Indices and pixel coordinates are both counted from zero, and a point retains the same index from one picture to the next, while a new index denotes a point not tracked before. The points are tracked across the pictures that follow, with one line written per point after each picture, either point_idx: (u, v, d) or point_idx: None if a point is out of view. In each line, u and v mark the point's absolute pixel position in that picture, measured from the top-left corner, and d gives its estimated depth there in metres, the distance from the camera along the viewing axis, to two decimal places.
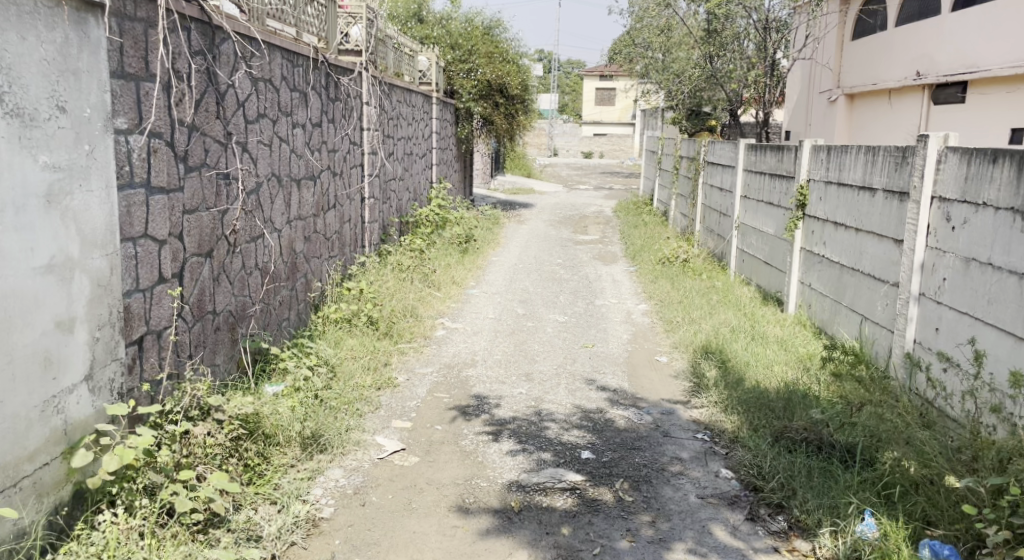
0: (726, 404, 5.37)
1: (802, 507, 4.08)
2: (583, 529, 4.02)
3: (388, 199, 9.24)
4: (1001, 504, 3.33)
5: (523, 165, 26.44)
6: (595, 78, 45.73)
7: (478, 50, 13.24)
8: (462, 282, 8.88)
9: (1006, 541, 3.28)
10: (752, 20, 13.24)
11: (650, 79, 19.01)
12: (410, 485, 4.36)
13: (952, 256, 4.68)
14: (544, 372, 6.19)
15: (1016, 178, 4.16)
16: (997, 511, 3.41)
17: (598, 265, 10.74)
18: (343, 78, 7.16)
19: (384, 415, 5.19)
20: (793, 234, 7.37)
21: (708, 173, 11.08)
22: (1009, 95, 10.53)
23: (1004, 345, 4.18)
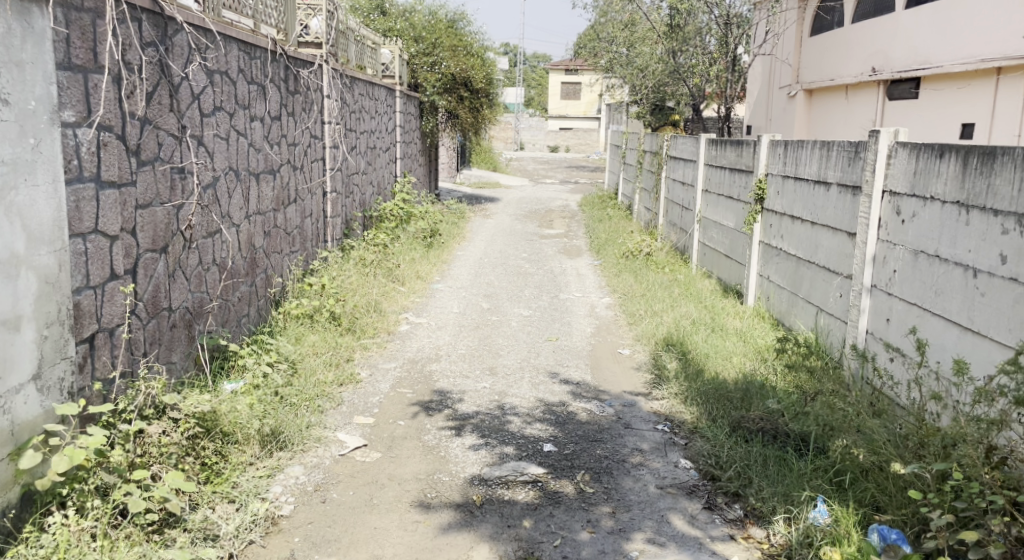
0: (686, 396, 5.44)
1: (757, 495, 4.15)
2: (544, 521, 4.06)
3: (351, 193, 9.18)
4: (945, 489, 3.41)
5: (488, 159, 26.34)
6: (560, 72, 45.67)
7: (442, 43, 13.22)
8: (427, 276, 8.86)
9: (950, 524, 3.35)
10: (713, 16, 13.35)
11: (615, 74, 19.10)
12: (371, 481, 4.36)
13: (902, 248, 4.77)
14: (509, 365, 6.22)
15: (964, 171, 4.26)
16: (942, 495, 3.50)
17: (563, 259, 10.79)
18: (304, 70, 7.09)
19: (345, 411, 5.17)
20: (752, 227, 7.46)
21: (671, 167, 11.17)
22: (960, 92, 10.71)
23: (950, 335, 4.27)
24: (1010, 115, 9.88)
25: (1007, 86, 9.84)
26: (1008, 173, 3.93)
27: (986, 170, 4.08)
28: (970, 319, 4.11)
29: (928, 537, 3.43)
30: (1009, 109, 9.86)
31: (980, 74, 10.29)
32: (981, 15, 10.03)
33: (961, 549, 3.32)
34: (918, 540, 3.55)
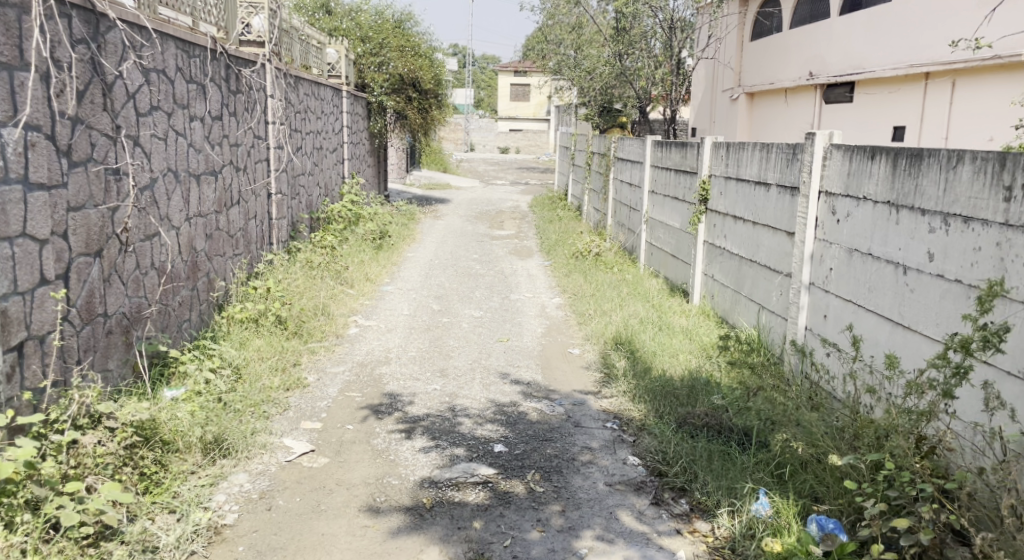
0: (634, 393, 5.49)
1: (702, 489, 4.23)
2: (495, 521, 4.06)
3: (297, 194, 9.06)
4: (878, 478, 3.51)
5: (438, 160, 26.23)
6: (509, 73, 45.75)
7: (389, 43, 13.14)
8: (376, 278, 8.79)
9: (882, 512, 3.46)
10: (657, 20, 13.55)
11: (562, 76, 19.22)
12: (319, 487, 4.32)
13: (837, 247, 4.88)
14: (459, 367, 6.20)
15: (894, 172, 4.37)
16: (876, 484, 3.61)
17: (513, 260, 10.80)
18: (245, 69, 6.97)
19: (292, 417, 5.11)
20: (697, 227, 7.57)
21: (619, 168, 11.26)
22: (891, 95, 11.01)
23: (882, 330, 4.39)
24: (938, 119, 10.18)
25: (935, 90, 10.15)
26: (934, 174, 4.06)
27: (914, 171, 4.20)
28: (900, 314, 4.22)
29: (863, 525, 3.54)
30: (938, 112, 10.16)
31: (910, 78, 10.59)
32: (913, 19, 10.29)
33: (893, 536, 3.43)
34: (854, 528, 3.66)
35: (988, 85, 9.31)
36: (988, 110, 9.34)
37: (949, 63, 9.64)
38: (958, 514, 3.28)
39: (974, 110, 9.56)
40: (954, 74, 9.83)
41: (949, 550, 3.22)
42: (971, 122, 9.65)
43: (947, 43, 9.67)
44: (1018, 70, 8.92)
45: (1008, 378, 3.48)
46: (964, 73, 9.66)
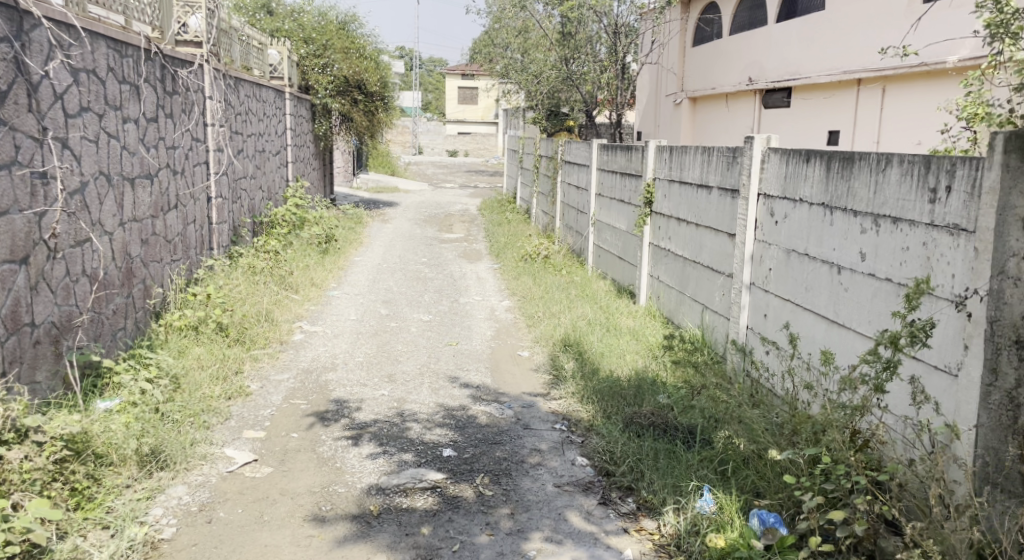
0: (582, 394, 5.50)
1: (648, 488, 4.25)
2: (443, 527, 4.03)
3: (239, 198, 8.89)
4: (815, 471, 3.57)
5: (386, 163, 26.08)
6: (457, 77, 45.72)
7: (333, 45, 13.00)
8: (322, 283, 8.68)
9: (819, 505, 3.52)
10: (603, 25, 13.73)
11: (509, 80, 19.26)
12: (262, 497, 4.23)
13: (776, 248, 4.95)
14: (408, 372, 6.14)
15: (829, 174, 4.44)
16: (813, 478, 3.67)
17: (462, 263, 10.76)
18: (182, 69, 6.82)
19: (234, 426, 5.00)
20: (642, 230, 7.62)
21: (566, 172, 11.30)
22: (826, 101, 11.25)
23: (818, 328, 4.46)
24: (869, 124, 10.42)
25: (866, 96, 10.40)
26: (864, 176, 4.14)
27: (846, 173, 4.28)
28: (835, 312, 4.30)
29: (801, 518, 3.61)
30: (869, 118, 10.40)
31: (843, 84, 10.84)
32: (846, 26, 10.53)
33: (830, 528, 3.50)
34: (793, 521, 3.72)
35: (916, 91, 9.59)
36: (917, 117, 9.61)
37: (879, 70, 9.90)
38: (890, 505, 3.35)
39: (903, 116, 9.83)
40: (884, 81, 10.09)
41: (881, 540, 3.32)
42: (900, 128, 9.91)
43: (876, 51, 9.93)
44: (944, 78, 9.21)
45: (934, 372, 3.56)
46: (894, 80, 9.93)
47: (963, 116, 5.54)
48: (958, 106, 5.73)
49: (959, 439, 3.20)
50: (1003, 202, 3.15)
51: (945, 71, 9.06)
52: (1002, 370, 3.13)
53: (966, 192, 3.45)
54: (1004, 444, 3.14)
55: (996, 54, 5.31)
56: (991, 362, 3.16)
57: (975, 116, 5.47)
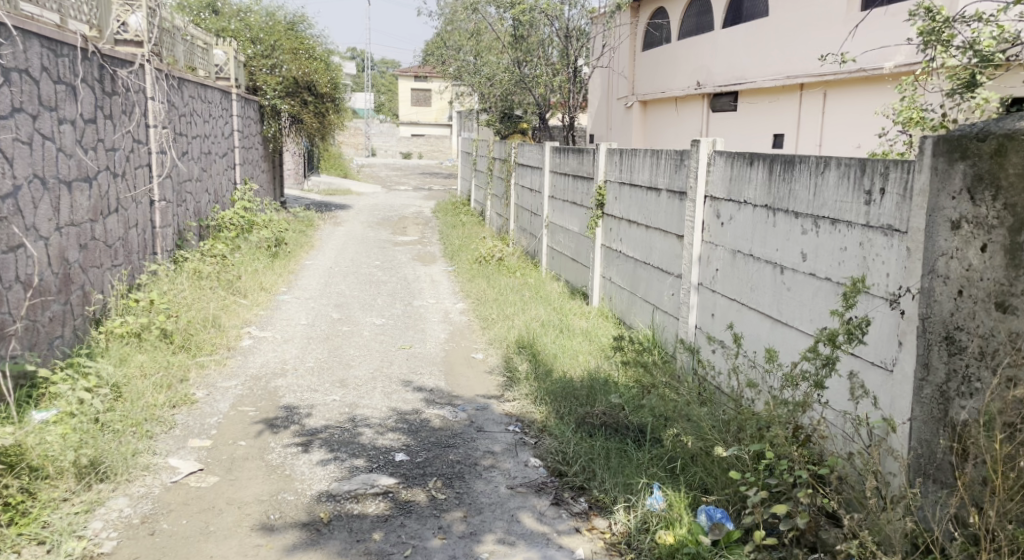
0: (536, 396, 5.50)
1: (600, 487, 4.26)
2: (395, 532, 3.98)
3: (184, 201, 8.71)
4: (759, 467, 3.61)
5: (337, 166, 25.83)
6: (409, 79, 45.55)
7: (281, 45, 12.86)
8: (271, 286, 8.55)
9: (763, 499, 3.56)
10: (554, 28, 13.78)
11: (462, 82, 19.23)
12: (208, 507, 4.14)
13: (722, 249, 5.00)
14: (360, 377, 6.07)
15: (771, 176, 4.50)
16: (758, 473, 3.70)
17: (416, 266, 10.70)
18: (121, 70, 6.66)
19: (178, 435, 4.89)
20: (594, 232, 7.64)
21: (519, 174, 11.30)
22: (771, 105, 11.44)
23: (763, 327, 4.52)
24: (812, 128, 10.62)
25: (809, 100, 10.60)
26: (804, 179, 4.20)
27: (788, 176, 4.34)
28: (779, 311, 4.36)
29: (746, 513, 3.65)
30: (811, 122, 10.60)
31: (786, 89, 11.04)
32: (788, 32, 10.72)
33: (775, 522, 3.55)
34: (740, 516, 3.77)
35: (856, 96, 9.79)
36: (857, 121, 9.81)
37: (820, 76, 10.09)
38: (831, 498, 3.40)
39: (844, 120, 10.02)
40: (825, 86, 10.29)
41: (823, 532, 3.37)
42: (841, 131, 10.10)
43: (816, 57, 10.13)
44: (881, 83, 9.42)
45: (871, 367, 3.65)
46: (834, 85, 10.13)
47: (899, 120, 5.63)
48: (893, 110, 5.83)
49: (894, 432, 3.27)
50: (932, 203, 3.22)
51: (882, 76, 9.27)
52: (933, 365, 3.20)
53: (899, 194, 3.52)
54: (936, 436, 3.20)
55: (928, 61, 5.40)
56: (923, 358, 3.24)
57: (910, 120, 5.59)
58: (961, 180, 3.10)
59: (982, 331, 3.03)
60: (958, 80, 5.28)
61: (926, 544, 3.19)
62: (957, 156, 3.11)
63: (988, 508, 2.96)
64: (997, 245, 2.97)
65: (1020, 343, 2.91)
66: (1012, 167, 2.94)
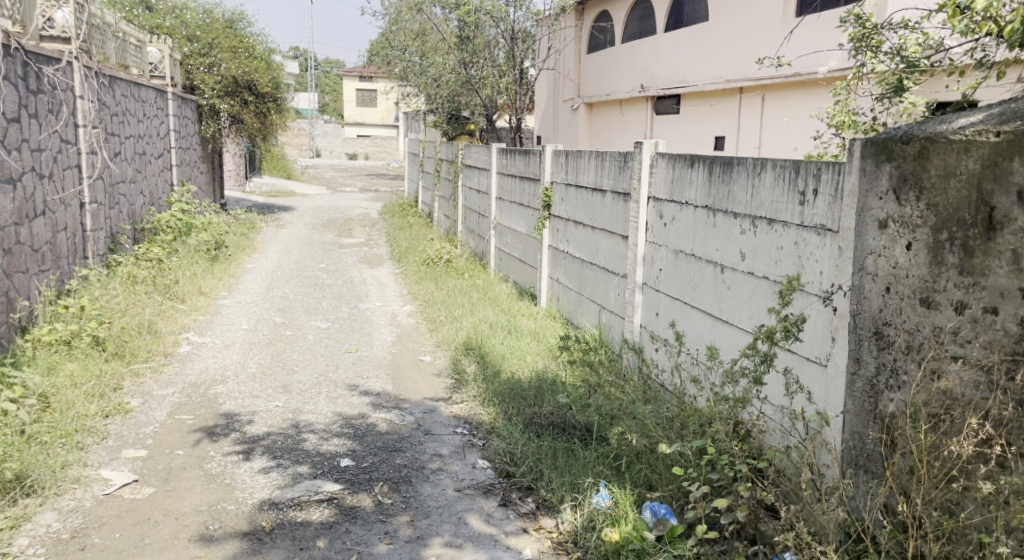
0: (484, 397, 5.45)
1: (547, 486, 4.23)
2: (340, 539, 3.89)
3: (117, 203, 8.45)
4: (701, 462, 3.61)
5: (281, 167, 25.46)
6: (354, 79, 45.14)
7: (219, 44, 12.61)
8: (211, 291, 8.35)
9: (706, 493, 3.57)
10: (500, 30, 13.78)
11: (408, 82, 19.10)
12: (143, 519, 4.00)
13: (665, 249, 5.02)
14: (304, 382, 5.95)
15: (711, 178, 4.52)
16: (700, 468, 3.71)
17: (363, 268, 10.56)
18: (48, 67, 6.42)
19: (111, 446, 4.73)
20: (541, 233, 7.62)
21: (467, 175, 11.25)
22: (712, 108, 11.58)
23: (705, 324, 4.54)
24: (752, 131, 10.79)
25: (748, 104, 10.77)
26: (742, 180, 4.22)
27: (727, 177, 4.36)
28: (720, 309, 4.38)
29: (689, 507, 3.66)
30: (751, 125, 10.77)
31: (726, 92, 11.20)
32: (726, 37, 10.87)
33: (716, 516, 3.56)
34: (683, 511, 3.77)
35: (792, 100, 9.97)
36: (793, 124, 9.99)
37: (757, 80, 10.26)
38: (769, 491, 3.43)
39: (782, 123, 10.20)
40: (763, 90, 10.47)
41: (763, 523, 3.40)
42: (779, 134, 10.28)
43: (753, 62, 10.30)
44: (815, 87, 9.61)
45: (807, 363, 3.68)
46: (772, 89, 10.31)
47: (832, 123, 5.73)
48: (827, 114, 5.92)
49: (828, 425, 3.32)
50: (861, 203, 3.27)
51: (816, 81, 9.46)
52: (864, 359, 3.25)
53: (831, 194, 3.54)
54: (867, 429, 3.26)
55: (859, 65, 5.50)
56: (855, 353, 3.29)
57: (843, 123, 5.68)
58: (888, 181, 3.14)
59: (908, 326, 3.07)
60: (886, 84, 5.31)
61: (858, 533, 3.21)
62: (884, 157, 3.15)
63: (915, 496, 2.99)
64: (921, 243, 3.01)
65: (943, 337, 2.96)
66: (934, 168, 2.98)
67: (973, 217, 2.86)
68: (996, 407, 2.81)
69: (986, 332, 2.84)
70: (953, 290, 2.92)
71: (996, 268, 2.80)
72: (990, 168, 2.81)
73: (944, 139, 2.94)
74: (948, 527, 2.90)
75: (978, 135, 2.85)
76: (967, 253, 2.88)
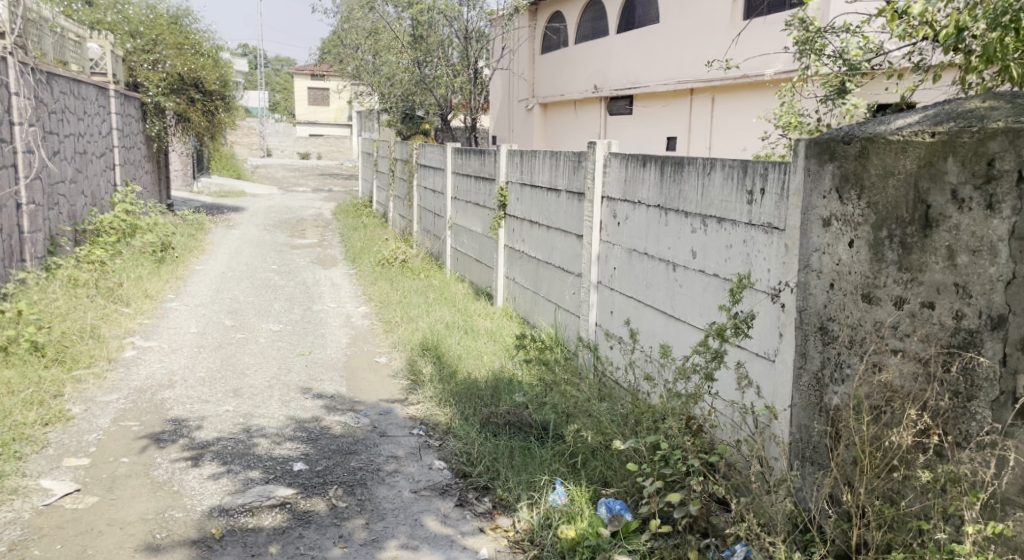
0: (440, 398, 5.38)
1: (504, 485, 4.18)
2: (293, 544, 3.80)
3: (56, 204, 8.20)
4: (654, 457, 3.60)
5: (231, 166, 25.06)
6: (306, 77, 44.65)
7: (163, 40, 12.37)
8: (157, 294, 8.15)
9: (659, 488, 3.56)
10: (453, 29, 13.74)
11: (361, 81, 18.92)
12: (86, 530, 3.86)
13: (619, 248, 5.00)
14: (255, 386, 5.82)
15: (663, 177, 4.51)
16: (654, 463, 3.70)
17: (316, 269, 10.41)
18: None
19: (51, 455, 4.56)
20: (497, 233, 7.57)
21: (422, 175, 11.16)
22: (664, 109, 11.64)
23: (658, 322, 4.53)
24: (702, 132, 10.87)
25: (698, 105, 10.85)
26: (692, 179, 4.22)
27: (678, 176, 4.36)
28: (672, 307, 4.37)
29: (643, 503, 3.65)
30: (701, 125, 10.85)
31: (676, 94, 11.27)
32: (677, 38, 10.95)
33: (669, 511, 3.56)
34: (638, 506, 3.75)
35: (742, 101, 10.07)
36: (742, 125, 10.10)
37: (707, 82, 10.35)
38: (720, 484, 3.44)
39: (731, 124, 10.30)
40: (712, 92, 10.57)
41: (714, 517, 3.41)
42: (728, 135, 10.38)
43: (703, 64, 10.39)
44: (762, 89, 9.73)
45: (755, 358, 3.69)
46: (721, 90, 10.41)
47: (779, 125, 5.78)
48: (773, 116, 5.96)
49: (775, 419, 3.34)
50: (806, 202, 3.29)
51: (764, 83, 9.57)
52: (809, 354, 3.27)
53: (777, 194, 3.55)
54: (813, 422, 3.27)
55: (803, 68, 5.55)
56: (801, 348, 3.31)
57: (789, 125, 5.73)
58: (830, 180, 3.16)
59: (851, 322, 3.09)
60: (829, 87, 5.34)
61: (804, 524, 3.23)
62: (827, 157, 3.17)
63: (859, 485, 3.01)
64: (862, 241, 3.03)
65: (883, 330, 2.98)
66: (874, 168, 2.99)
67: (910, 215, 2.87)
68: (933, 398, 2.82)
69: (924, 325, 2.86)
70: (892, 286, 2.94)
71: (933, 265, 2.82)
72: (926, 168, 2.84)
73: (883, 139, 2.95)
74: (889, 515, 2.92)
75: (915, 135, 2.87)
76: (905, 250, 2.90)
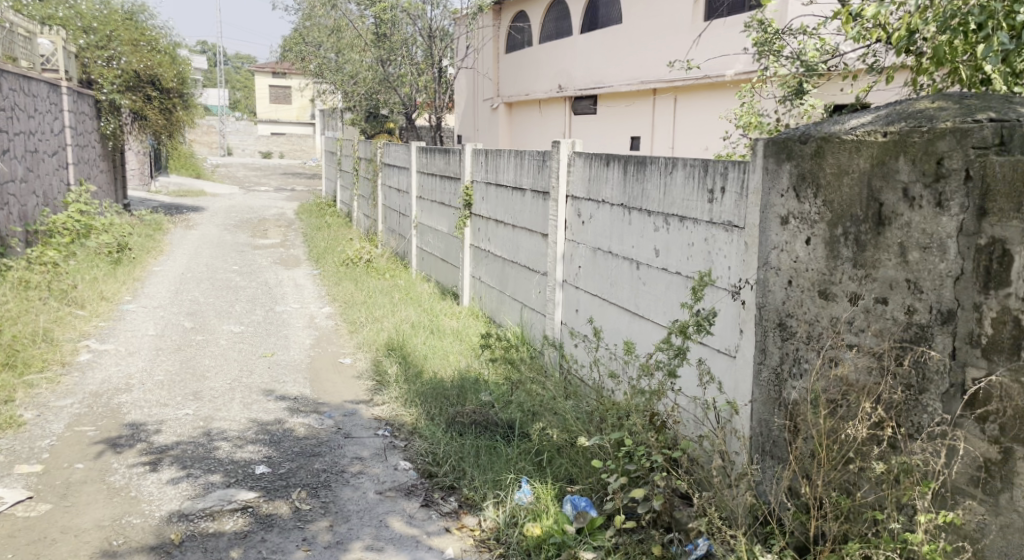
0: (406, 398, 5.31)
1: (470, 485, 4.14)
2: (255, 548, 3.72)
3: (6, 204, 7.99)
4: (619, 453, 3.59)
5: (190, 165, 24.69)
6: (267, 75, 44.16)
7: (118, 37, 12.12)
8: (114, 296, 7.98)
9: (624, 484, 3.54)
10: (417, 27, 13.66)
11: (324, 79, 18.73)
12: (39, 538, 3.75)
13: (584, 247, 4.98)
14: (216, 388, 5.71)
15: (625, 176, 4.49)
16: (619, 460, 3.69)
17: (278, 270, 10.28)
18: None
19: (2, 462, 4.43)
20: (462, 232, 7.52)
21: (386, 174, 11.06)
22: (627, 109, 11.66)
23: (622, 319, 4.51)
24: (664, 131, 10.91)
25: (661, 104, 10.89)
26: (654, 178, 4.21)
27: (640, 175, 4.35)
28: (636, 305, 4.36)
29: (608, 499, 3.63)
30: (664, 125, 10.89)
31: (639, 93, 11.30)
32: (639, 39, 10.98)
33: (634, 506, 3.55)
34: (603, 502, 3.73)
35: (703, 101, 10.13)
36: (704, 124, 10.15)
37: (669, 82, 10.39)
38: (683, 479, 3.43)
39: (693, 123, 10.35)
40: (674, 92, 10.61)
41: (678, 511, 3.40)
42: (690, 135, 10.42)
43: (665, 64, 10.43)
44: (723, 89, 9.79)
45: (717, 355, 3.69)
46: (683, 90, 10.45)
47: (739, 125, 5.80)
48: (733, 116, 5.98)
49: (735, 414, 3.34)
50: (764, 200, 3.30)
51: (724, 83, 9.63)
52: (769, 350, 3.28)
53: (737, 192, 3.55)
54: (773, 416, 3.27)
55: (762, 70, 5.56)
56: (761, 344, 3.32)
57: (750, 124, 5.75)
58: (788, 179, 3.17)
59: (808, 318, 3.10)
60: (788, 87, 5.40)
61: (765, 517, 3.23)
62: (784, 156, 3.17)
63: (817, 478, 3.01)
64: (819, 238, 3.04)
65: (839, 326, 2.98)
66: (829, 166, 3.00)
67: (864, 213, 2.88)
68: (886, 391, 2.82)
69: (877, 321, 2.86)
70: (848, 282, 2.95)
71: (886, 261, 2.82)
72: (879, 167, 2.84)
73: (838, 139, 2.96)
74: (845, 506, 2.92)
75: (868, 135, 2.87)
76: (860, 247, 2.90)
